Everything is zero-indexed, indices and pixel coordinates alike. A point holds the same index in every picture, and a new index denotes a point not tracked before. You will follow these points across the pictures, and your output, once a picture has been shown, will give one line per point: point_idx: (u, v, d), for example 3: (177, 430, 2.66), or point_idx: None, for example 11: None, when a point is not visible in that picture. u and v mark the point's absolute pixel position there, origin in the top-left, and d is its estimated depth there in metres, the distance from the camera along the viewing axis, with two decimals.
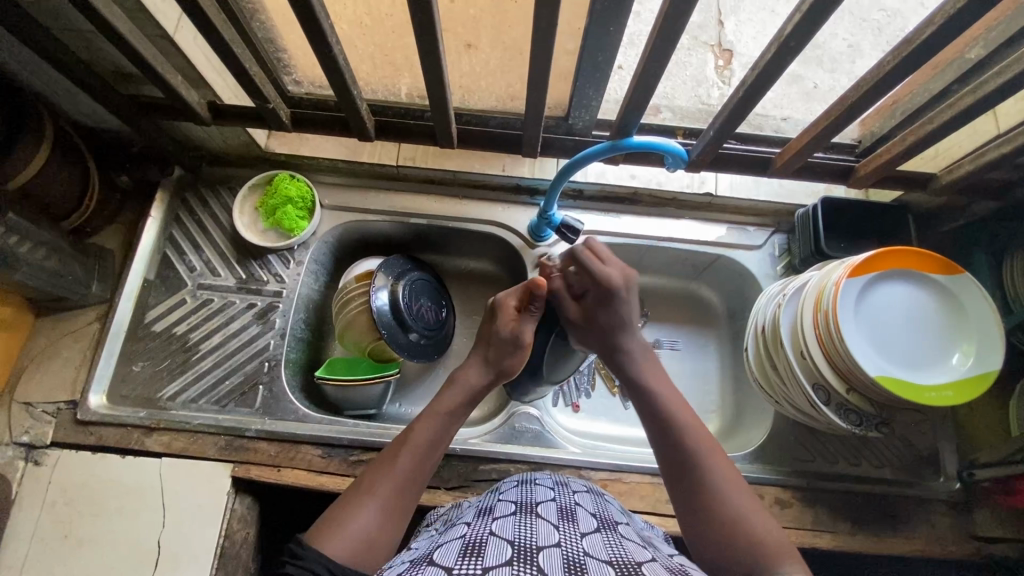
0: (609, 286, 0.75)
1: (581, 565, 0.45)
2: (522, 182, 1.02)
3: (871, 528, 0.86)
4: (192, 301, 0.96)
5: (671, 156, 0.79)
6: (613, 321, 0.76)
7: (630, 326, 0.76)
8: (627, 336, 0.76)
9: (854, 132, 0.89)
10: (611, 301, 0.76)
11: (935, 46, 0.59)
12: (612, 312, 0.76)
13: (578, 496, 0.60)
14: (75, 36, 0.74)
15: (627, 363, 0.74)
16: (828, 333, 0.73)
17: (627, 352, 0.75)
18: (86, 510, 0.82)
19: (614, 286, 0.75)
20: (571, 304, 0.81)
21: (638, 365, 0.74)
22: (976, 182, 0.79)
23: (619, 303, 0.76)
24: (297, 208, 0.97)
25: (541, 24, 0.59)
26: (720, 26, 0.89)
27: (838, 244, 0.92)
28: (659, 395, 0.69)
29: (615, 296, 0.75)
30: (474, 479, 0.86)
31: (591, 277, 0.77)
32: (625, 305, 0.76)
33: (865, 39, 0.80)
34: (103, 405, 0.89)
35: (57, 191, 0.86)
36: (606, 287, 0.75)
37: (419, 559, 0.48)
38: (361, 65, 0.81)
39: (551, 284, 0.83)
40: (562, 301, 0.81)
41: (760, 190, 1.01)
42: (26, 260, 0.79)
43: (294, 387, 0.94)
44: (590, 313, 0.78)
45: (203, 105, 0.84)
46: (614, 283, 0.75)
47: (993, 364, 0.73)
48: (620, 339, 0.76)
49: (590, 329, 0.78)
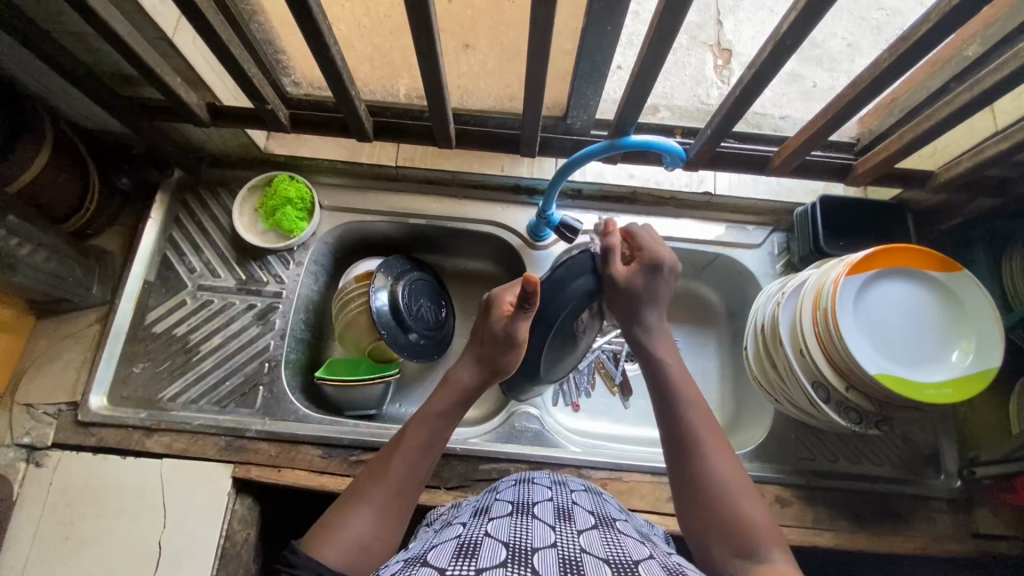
0: (660, 260, 0.74)
1: (577, 564, 0.45)
2: (522, 182, 1.02)
3: (872, 527, 0.85)
4: (191, 302, 0.97)
5: (670, 156, 0.78)
6: (649, 293, 0.74)
7: (659, 301, 0.75)
8: (652, 311, 0.74)
9: (853, 131, 0.89)
10: (655, 275, 0.74)
11: (931, 44, 0.59)
12: (651, 285, 0.74)
13: (575, 495, 0.60)
14: (76, 38, 0.74)
15: (644, 338, 0.74)
16: (827, 331, 0.73)
17: (646, 326, 0.74)
18: (86, 512, 0.82)
19: (663, 262, 0.75)
20: (616, 264, 0.76)
21: (655, 343, 0.73)
22: (975, 179, 0.79)
23: (661, 279, 0.75)
24: (296, 210, 0.98)
25: (538, 24, 0.59)
26: (720, 26, 0.93)
27: (837, 243, 0.92)
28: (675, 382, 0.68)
29: (660, 272, 0.75)
30: (474, 479, 0.86)
31: (643, 251, 0.76)
32: (665, 281, 0.75)
33: (864, 37, 0.83)
34: (104, 406, 0.89)
35: (56, 194, 0.86)
36: (660, 262, 0.74)
37: (414, 559, 0.48)
38: (359, 66, 0.82)
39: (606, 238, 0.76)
40: (606, 260, 0.76)
41: (759, 189, 1.01)
42: (26, 263, 0.79)
43: (294, 388, 0.94)
44: (632, 277, 0.74)
45: (203, 106, 0.84)
46: (665, 261, 0.75)
47: (992, 362, 0.72)
48: (646, 313, 0.74)
49: (624, 293, 0.74)
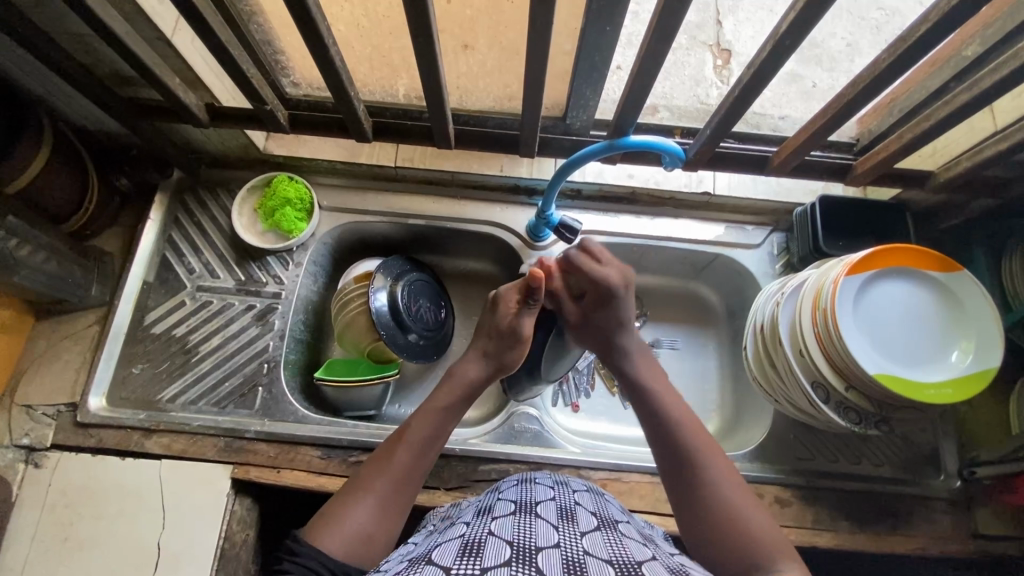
0: (608, 287, 0.76)
1: (580, 565, 0.45)
2: (521, 182, 1.02)
3: (871, 527, 0.85)
4: (190, 303, 0.96)
5: (669, 156, 0.78)
6: (611, 322, 0.77)
7: (629, 325, 0.77)
8: (623, 335, 0.77)
9: (853, 131, 0.89)
10: (610, 301, 0.77)
11: (930, 43, 0.59)
12: (609, 312, 0.77)
13: (577, 495, 0.60)
14: (74, 39, 0.74)
15: (625, 366, 0.75)
16: (826, 331, 0.73)
17: (624, 351, 0.76)
18: (84, 513, 0.82)
19: (614, 288, 0.76)
20: (569, 304, 0.81)
21: (636, 365, 0.75)
22: (975, 179, 0.79)
23: (619, 304, 0.77)
24: (295, 210, 0.97)
25: (537, 24, 0.59)
26: (719, 26, 0.94)
27: (837, 243, 0.91)
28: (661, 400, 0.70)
29: (615, 296, 0.76)
30: (473, 479, 0.86)
31: (588, 278, 0.78)
32: (624, 306, 0.77)
33: (864, 37, 0.84)
34: (103, 407, 0.89)
35: (55, 194, 0.86)
36: (608, 288, 0.76)
37: (418, 558, 0.48)
38: (358, 66, 0.82)
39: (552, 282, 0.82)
40: (559, 300, 0.82)
41: (758, 189, 1.02)
42: (25, 263, 0.79)
43: (294, 389, 0.94)
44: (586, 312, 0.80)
45: (202, 107, 0.84)
46: (614, 285, 0.76)
47: (992, 362, 0.72)
48: (619, 339, 0.77)
49: (589, 325, 0.79)
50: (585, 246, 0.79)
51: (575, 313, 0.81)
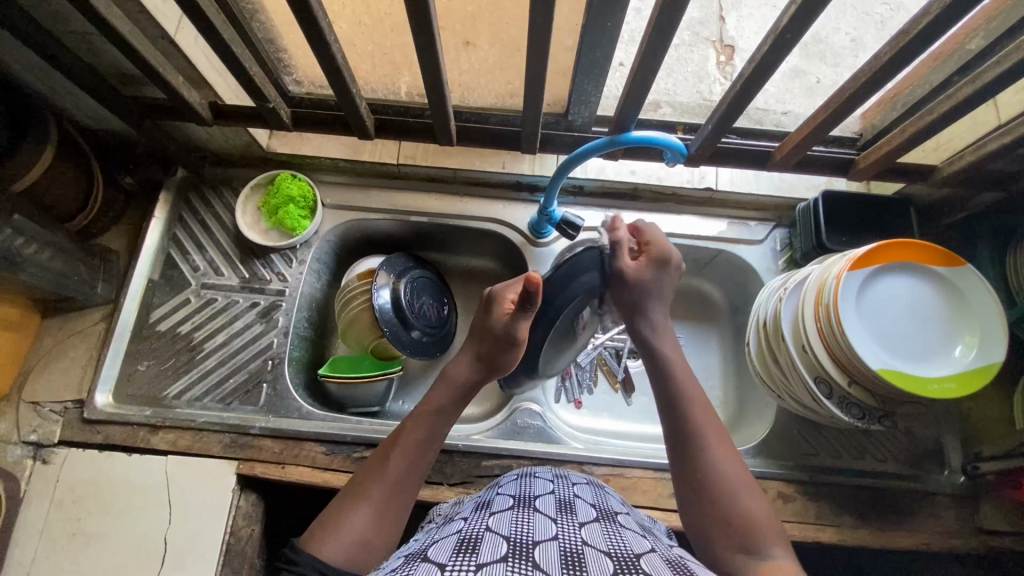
0: (667, 256, 0.77)
1: (578, 557, 0.46)
2: (524, 179, 1.02)
3: (874, 522, 0.85)
4: (195, 300, 0.97)
5: (670, 151, 0.80)
6: (653, 287, 0.76)
7: (663, 294, 0.77)
8: (656, 306, 0.76)
9: (855, 125, 0.89)
10: (665, 268, 0.77)
11: (932, 36, 0.59)
12: (659, 278, 0.77)
13: (576, 488, 0.60)
14: (78, 39, 0.74)
15: (647, 330, 0.75)
16: (829, 326, 0.73)
17: (649, 320, 0.75)
18: (92, 508, 0.83)
19: (672, 258, 0.78)
20: (626, 260, 0.77)
21: (662, 342, 0.74)
22: (978, 174, 0.79)
23: (668, 274, 0.77)
24: (298, 207, 0.98)
25: (538, 20, 0.59)
26: (722, 22, 0.93)
27: (841, 238, 0.90)
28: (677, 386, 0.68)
29: (670, 265, 0.77)
30: (476, 475, 0.87)
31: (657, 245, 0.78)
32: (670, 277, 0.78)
33: (868, 32, 0.82)
34: (109, 404, 0.90)
35: (60, 193, 0.87)
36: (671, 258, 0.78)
37: (415, 555, 0.48)
38: (360, 64, 0.82)
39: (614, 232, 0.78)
40: (615, 252, 0.77)
41: (760, 185, 1.00)
42: (32, 262, 0.80)
43: (297, 386, 0.95)
44: (641, 272, 0.76)
45: (205, 105, 0.84)
46: (672, 257, 0.78)
47: (996, 357, 0.72)
48: (652, 305, 0.76)
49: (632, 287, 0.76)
50: (645, 224, 0.82)
51: (628, 268, 0.77)
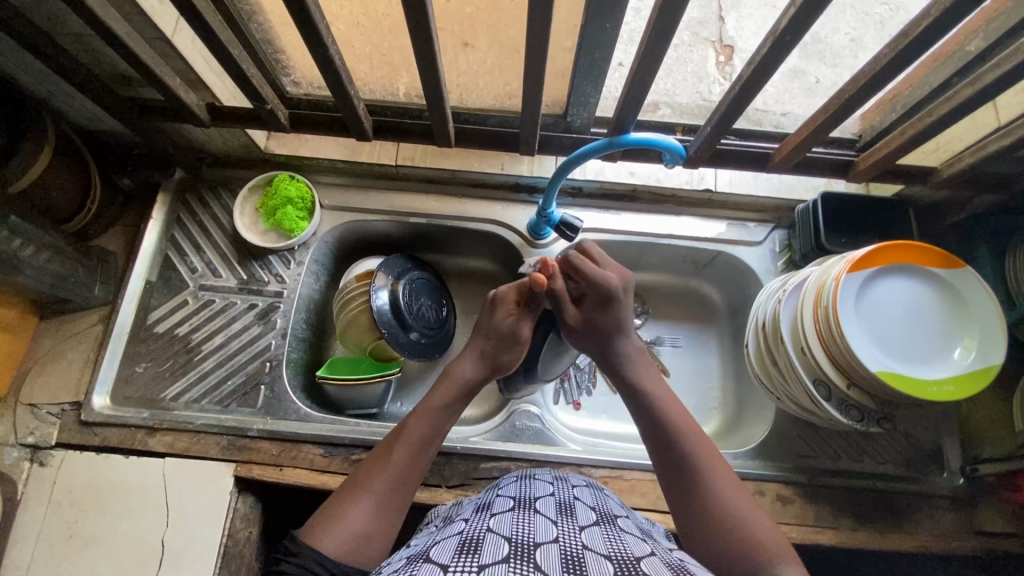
0: (610, 288, 0.75)
1: (579, 559, 0.45)
2: (522, 180, 1.02)
3: (873, 524, 0.85)
4: (193, 302, 0.97)
5: (670, 153, 0.79)
6: (610, 324, 0.76)
7: (626, 327, 0.77)
8: (619, 339, 0.76)
9: (855, 127, 0.88)
10: (611, 304, 0.75)
11: (932, 39, 0.59)
12: (611, 315, 0.76)
13: (576, 490, 0.60)
14: (76, 40, 0.74)
15: (621, 368, 0.74)
16: (828, 329, 0.73)
17: (623, 356, 0.75)
18: (90, 510, 0.83)
19: (612, 289, 0.75)
20: (571, 306, 0.78)
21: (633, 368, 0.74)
22: (978, 175, 0.79)
23: (617, 307, 0.76)
24: (296, 209, 0.98)
25: (537, 21, 0.59)
26: (722, 22, 0.93)
27: (840, 240, 0.90)
28: (659, 403, 0.69)
29: (613, 299, 0.75)
30: (475, 477, 0.86)
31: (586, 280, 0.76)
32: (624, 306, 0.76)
33: (867, 32, 0.83)
34: (106, 406, 0.89)
35: (58, 195, 0.86)
36: (608, 290, 0.75)
37: (416, 555, 0.48)
38: (358, 65, 0.82)
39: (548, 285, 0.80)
40: (558, 305, 0.78)
41: (760, 185, 1.01)
42: (29, 263, 0.80)
43: (295, 387, 0.95)
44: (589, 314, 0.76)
45: (203, 106, 0.84)
46: (615, 285, 0.75)
47: (996, 359, 0.72)
48: (616, 343, 0.76)
49: (587, 331, 0.77)
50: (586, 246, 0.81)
51: (574, 315, 0.78)
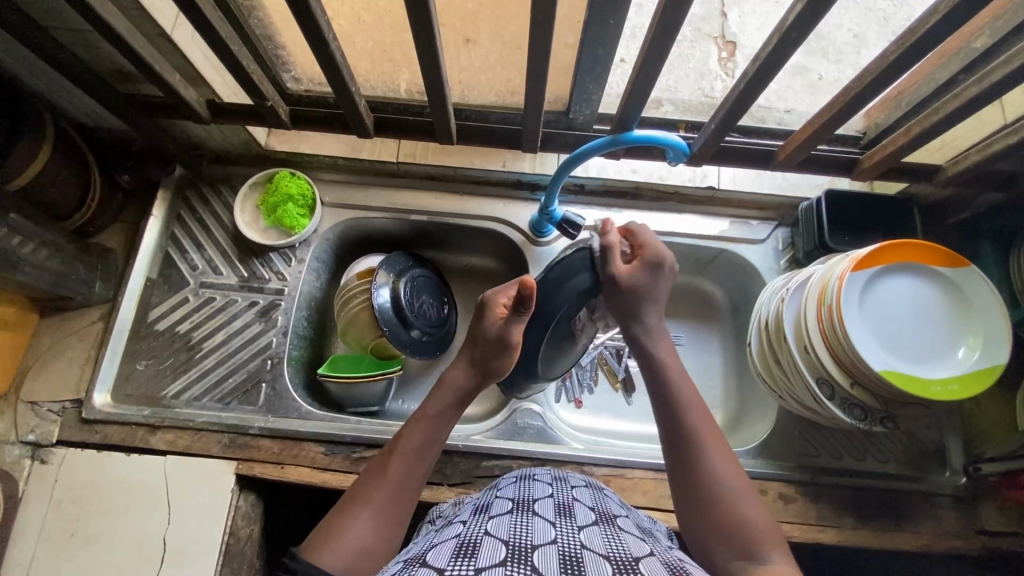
0: (661, 259, 0.75)
1: (577, 560, 0.45)
2: (524, 177, 1.02)
3: (875, 523, 0.85)
4: (194, 299, 0.97)
5: (673, 151, 0.80)
6: (647, 290, 0.74)
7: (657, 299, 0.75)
8: (650, 310, 0.74)
9: (859, 124, 0.88)
10: (656, 273, 0.75)
11: (939, 36, 0.58)
12: (653, 281, 0.74)
13: (576, 491, 0.60)
14: (74, 36, 0.74)
15: (644, 338, 0.73)
16: (832, 326, 0.72)
17: (645, 324, 0.74)
18: (91, 507, 0.82)
19: (665, 261, 0.75)
20: (615, 263, 0.76)
21: (655, 343, 0.73)
22: (983, 173, 0.78)
23: (662, 278, 0.75)
24: (297, 206, 0.98)
25: (540, 18, 0.58)
26: (724, 18, 0.92)
27: (843, 238, 0.90)
28: (674, 389, 0.67)
29: (662, 269, 0.75)
30: (476, 475, 0.86)
31: (646, 247, 0.76)
32: (665, 279, 0.75)
33: (870, 28, 0.82)
34: (107, 404, 0.89)
35: (58, 192, 0.86)
36: (661, 260, 0.75)
37: (413, 559, 0.48)
38: (359, 62, 0.81)
39: (602, 236, 0.77)
40: (603, 260, 0.77)
41: (763, 184, 0.99)
42: (29, 261, 0.79)
43: (296, 385, 0.94)
44: (634, 277, 0.74)
45: (202, 103, 0.84)
46: (668, 261, 0.75)
47: (999, 359, 0.72)
48: (647, 310, 0.74)
49: (625, 291, 0.74)
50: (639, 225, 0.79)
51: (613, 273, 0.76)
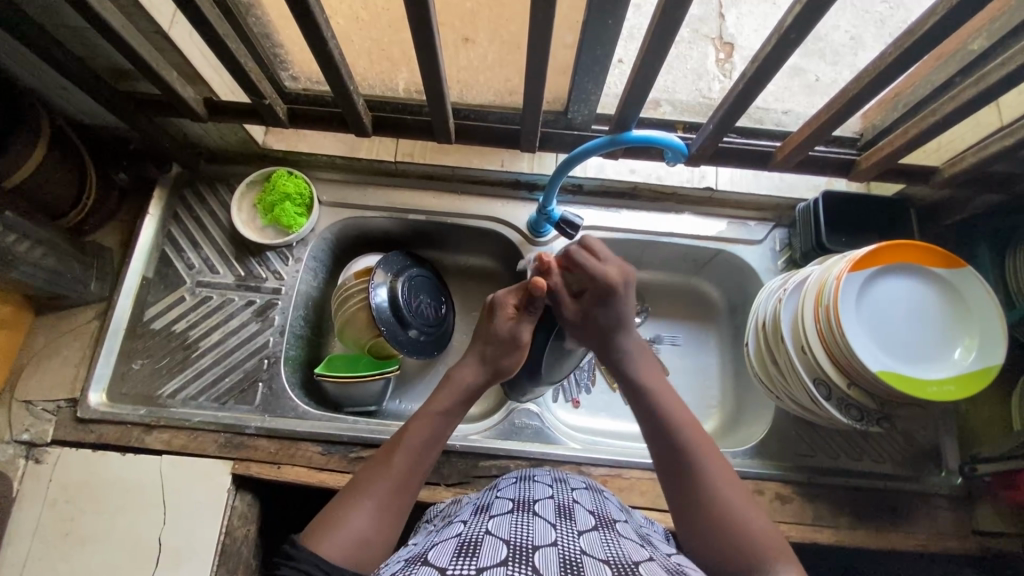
0: (608, 288, 0.75)
1: (578, 564, 0.45)
2: (521, 177, 1.02)
3: (871, 523, 0.85)
4: (191, 298, 0.96)
5: (671, 151, 0.80)
6: (611, 320, 0.76)
7: (627, 324, 0.77)
8: (624, 338, 0.76)
9: (856, 126, 0.88)
10: (609, 300, 0.76)
11: (936, 38, 0.59)
12: (611, 310, 0.76)
13: (576, 493, 0.60)
14: (70, 33, 0.73)
15: (622, 361, 0.75)
16: (829, 328, 0.72)
17: (622, 350, 0.76)
18: (86, 507, 0.82)
19: (614, 285, 0.75)
20: (568, 301, 0.79)
21: (637, 359, 0.75)
22: (980, 175, 0.79)
23: (617, 302, 0.76)
24: (294, 205, 0.97)
25: (539, 17, 0.58)
26: (722, 19, 0.93)
27: (841, 240, 0.90)
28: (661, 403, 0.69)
29: (615, 294, 0.76)
30: (474, 475, 0.86)
31: (588, 276, 0.76)
32: (624, 304, 0.76)
33: (868, 31, 0.82)
34: (103, 403, 0.89)
35: (53, 190, 0.85)
36: (608, 286, 0.75)
37: (414, 558, 0.47)
38: (357, 61, 0.81)
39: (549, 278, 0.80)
40: (558, 297, 0.79)
41: (761, 184, 1.00)
42: (23, 259, 0.79)
43: (294, 385, 0.94)
44: (592, 311, 0.77)
45: (199, 101, 0.83)
46: (614, 283, 0.75)
47: (996, 360, 0.72)
48: (618, 339, 0.76)
49: (589, 325, 0.77)
50: (585, 241, 0.79)
51: (574, 313, 0.79)
